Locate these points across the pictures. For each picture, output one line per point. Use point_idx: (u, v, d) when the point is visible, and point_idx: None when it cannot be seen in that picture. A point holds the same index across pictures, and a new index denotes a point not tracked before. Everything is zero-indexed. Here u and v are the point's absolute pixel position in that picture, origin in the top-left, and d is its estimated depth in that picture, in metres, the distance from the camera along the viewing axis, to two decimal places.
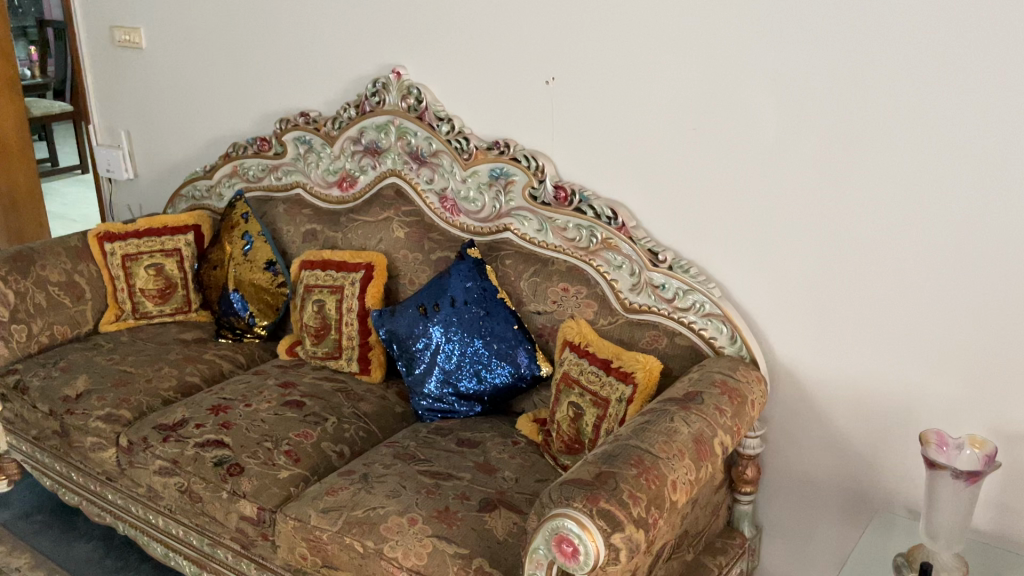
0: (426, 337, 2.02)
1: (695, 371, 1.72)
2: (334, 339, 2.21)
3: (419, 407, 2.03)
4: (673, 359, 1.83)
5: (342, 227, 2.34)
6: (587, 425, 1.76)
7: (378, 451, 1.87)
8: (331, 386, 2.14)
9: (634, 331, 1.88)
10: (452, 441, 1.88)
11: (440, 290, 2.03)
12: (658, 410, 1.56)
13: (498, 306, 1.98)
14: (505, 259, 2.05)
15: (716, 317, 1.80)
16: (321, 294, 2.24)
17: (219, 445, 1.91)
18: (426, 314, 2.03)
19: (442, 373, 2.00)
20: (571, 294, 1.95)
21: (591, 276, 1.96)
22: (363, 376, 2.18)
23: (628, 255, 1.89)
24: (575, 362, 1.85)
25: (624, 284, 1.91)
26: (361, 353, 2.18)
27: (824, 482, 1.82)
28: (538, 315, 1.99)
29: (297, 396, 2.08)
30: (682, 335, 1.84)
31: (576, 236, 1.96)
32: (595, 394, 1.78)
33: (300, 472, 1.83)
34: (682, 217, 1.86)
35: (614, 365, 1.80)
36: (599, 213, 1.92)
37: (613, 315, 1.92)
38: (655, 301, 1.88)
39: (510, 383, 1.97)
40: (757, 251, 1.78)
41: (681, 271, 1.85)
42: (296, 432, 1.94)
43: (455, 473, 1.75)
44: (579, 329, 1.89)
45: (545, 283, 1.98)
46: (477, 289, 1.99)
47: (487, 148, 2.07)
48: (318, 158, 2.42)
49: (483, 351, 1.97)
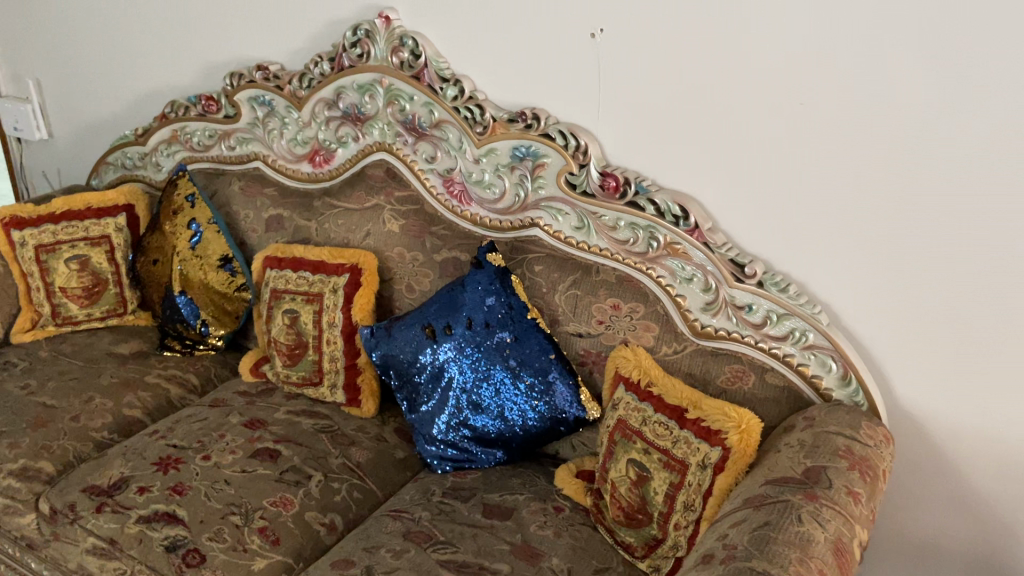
0: (436, 368, 1.58)
1: (802, 430, 1.32)
2: (313, 361, 1.75)
3: (428, 455, 1.61)
4: (762, 404, 1.42)
5: (316, 214, 1.85)
6: (656, 493, 1.37)
7: (379, 527, 1.44)
8: (312, 425, 1.69)
9: (709, 365, 1.46)
10: (476, 510, 1.46)
11: (453, 307, 1.57)
12: (774, 502, 1.15)
13: (530, 329, 1.53)
14: (533, 265, 1.60)
15: (823, 353, 1.39)
16: (294, 303, 1.77)
17: (171, 522, 1.45)
18: (435, 338, 1.58)
19: (458, 413, 1.57)
20: (624, 314, 1.51)
21: (650, 290, 1.52)
22: (352, 408, 1.74)
23: (700, 266, 1.46)
24: (635, 407, 1.44)
25: (695, 303, 1.49)
26: (348, 380, 1.73)
27: (948, 551, 1.46)
28: (579, 338, 1.55)
29: (269, 443, 1.62)
30: (774, 372, 1.43)
31: (630, 238, 1.51)
32: (667, 454, 1.38)
33: (281, 562, 1.40)
34: (774, 219, 1.42)
35: (690, 416, 1.38)
36: (662, 209, 1.47)
37: (680, 342, 1.49)
38: (737, 326, 1.46)
39: (545, 427, 1.55)
40: (881, 269, 1.35)
41: (776, 289, 1.42)
42: (272, 500, 1.49)
43: (487, 565, 1.33)
44: (637, 362, 1.48)
45: (588, 298, 1.54)
46: (502, 308, 1.54)
47: (509, 120, 1.58)
48: (281, 124, 1.91)
49: (512, 387, 1.53)
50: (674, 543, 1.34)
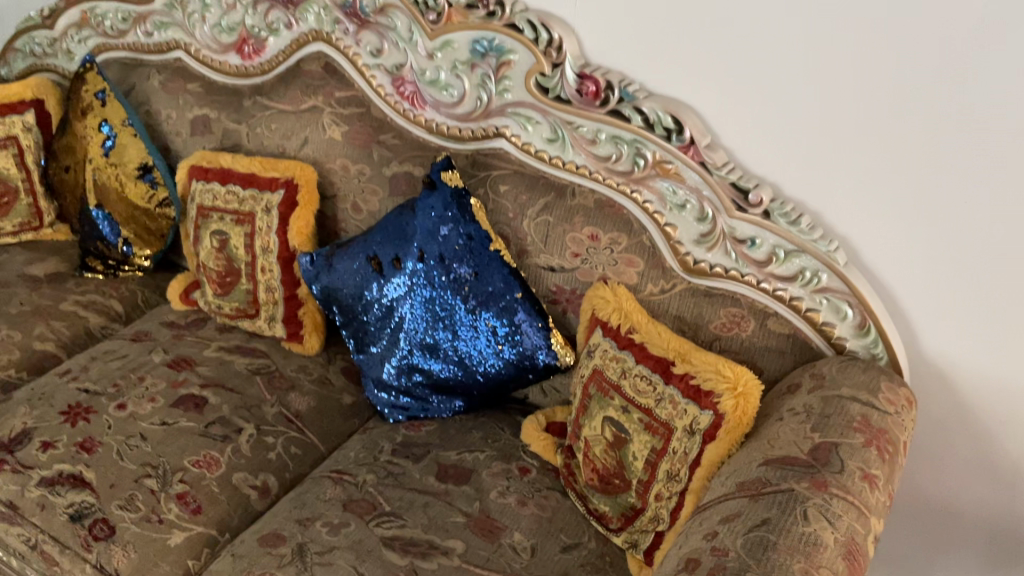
0: (384, 305, 1.35)
1: (809, 392, 1.11)
2: (246, 291, 1.53)
3: (378, 403, 1.41)
4: (763, 355, 1.21)
5: (247, 116, 1.58)
6: (636, 458, 1.18)
7: (317, 493, 1.25)
8: (246, 365, 1.48)
9: (702, 308, 1.24)
10: (429, 472, 1.27)
11: (402, 235, 1.33)
12: (771, 493, 0.96)
13: (491, 262, 1.30)
14: (497, 184, 1.35)
15: (839, 297, 1.17)
16: (222, 223, 1.53)
17: (76, 486, 1.26)
18: (381, 271, 1.34)
19: (409, 357, 1.36)
20: (603, 246, 1.28)
21: (634, 217, 1.28)
22: (293, 344, 1.53)
23: (695, 189, 1.22)
24: (613, 357, 1.23)
25: (687, 235, 1.25)
26: (288, 312, 1.51)
27: (968, 516, 1.29)
28: (551, 273, 1.33)
29: (195, 388, 1.42)
30: (778, 318, 1.21)
31: (611, 153, 1.26)
32: (649, 414, 1.18)
33: (202, 535, 1.21)
34: (790, 135, 1.17)
35: (677, 371, 1.17)
36: (651, 120, 1.22)
37: (669, 279, 1.26)
38: (736, 263, 1.22)
39: (511, 374, 1.34)
40: (913, 199, 1.12)
41: (784, 221, 1.17)
42: (195, 460, 1.30)
43: (437, 544, 1.15)
44: (617, 304, 1.25)
45: (561, 225, 1.30)
46: (459, 238, 1.30)
47: (468, 6, 1.29)
48: (202, 6, 1.61)
49: (471, 329, 1.31)
50: (654, 516, 1.16)
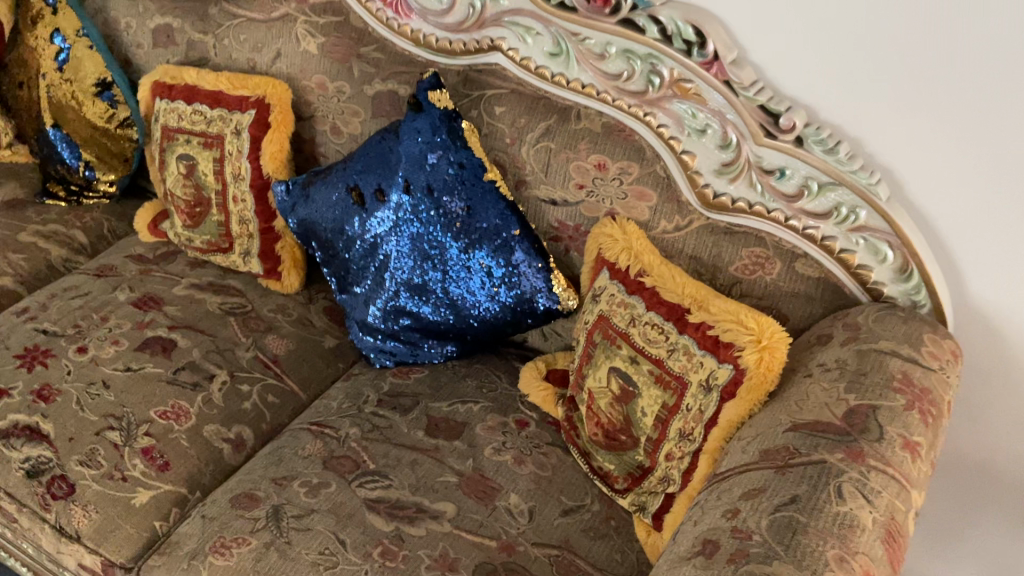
0: (368, 241, 1.22)
1: (842, 345, 0.98)
2: (218, 223, 1.39)
3: (365, 347, 1.30)
4: (788, 301, 1.07)
5: (213, 26, 1.41)
6: (645, 414, 1.07)
7: (295, 448, 1.14)
8: (220, 305, 1.36)
9: (721, 247, 1.10)
10: (418, 426, 1.16)
11: (386, 163, 1.19)
12: (800, 465, 0.84)
13: (486, 194, 1.16)
14: (492, 105, 1.20)
15: (877, 237, 1.03)
16: (189, 147, 1.38)
17: (31, 440, 1.15)
18: (364, 203, 1.21)
19: (396, 299, 1.23)
20: (611, 177, 1.14)
21: (647, 143, 1.14)
22: (270, 282, 1.40)
23: (718, 112, 1.07)
24: (621, 303, 1.11)
25: (706, 164, 1.11)
26: (264, 247, 1.38)
27: (1004, 474, 1.18)
28: (552, 207, 1.19)
29: (163, 331, 1.30)
30: (807, 260, 1.07)
31: (622, 71, 1.11)
32: (660, 366, 1.06)
33: (170, 493, 1.11)
34: (831, 46, 1.01)
35: (692, 319, 1.04)
36: (669, 31, 1.06)
37: (685, 215, 1.12)
38: (762, 197, 1.08)
39: (508, 318, 1.22)
40: (971, 122, 0.97)
41: (820, 149, 1.03)
42: (162, 411, 1.18)
43: (426, 507, 1.05)
44: (626, 243, 1.12)
45: (563, 153, 1.16)
46: (449, 167, 1.16)
47: None
48: None
49: (464, 268, 1.19)
50: (663, 477, 1.06)
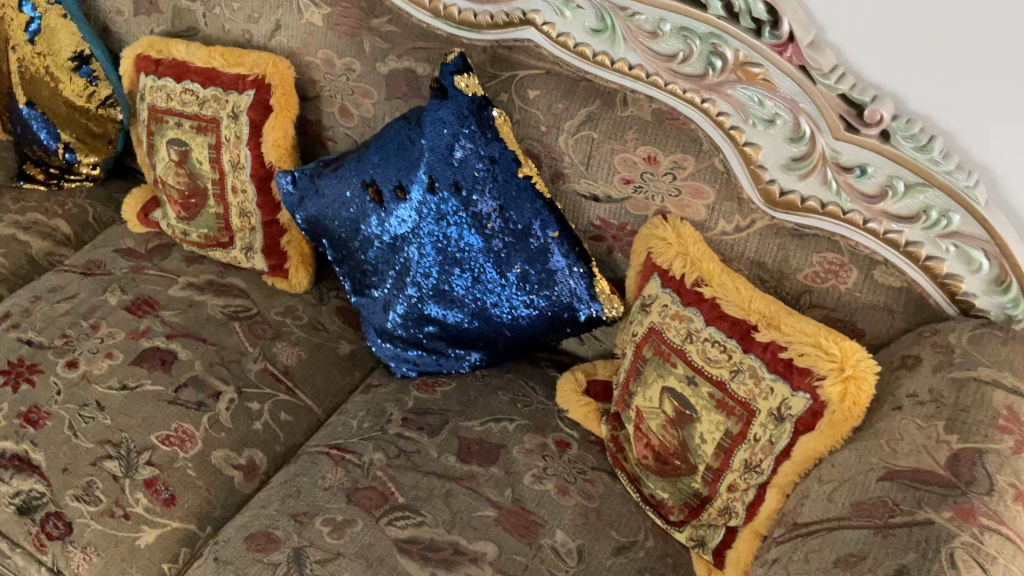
0: (388, 242, 1.10)
1: (933, 372, 0.87)
2: (216, 215, 1.26)
3: (385, 356, 1.19)
4: (867, 314, 0.96)
5: None
6: (704, 441, 0.96)
7: (315, 477, 1.04)
8: (222, 308, 1.24)
9: (789, 251, 0.98)
10: (449, 450, 1.06)
11: (406, 156, 1.06)
12: (903, 528, 0.74)
13: (521, 192, 1.03)
14: (525, 88, 1.07)
15: (970, 245, 0.91)
16: (181, 131, 1.23)
17: (21, 472, 1.03)
18: (382, 201, 1.08)
19: (420, 305, 1.12)
20: (663, 172, 1.01)
21: (704, 133, 1.00)
22: (276, 280, 1.28)
23: (789, 100, 0.93)
24: (676, 316, 0.99)
25: (772, 158, 0.97)
26: (268, 242, 1.25)
27: None
28: (594, 204, 1.08)
29: (161, 341, 1.18)
30: (887, 268, 0.95)
31: (678, 51, 0.98)
32: (721, 389, 0.95)
33: (178, 532, 1.00)
34: (927, 26, 0.87)
35: (760, 338, 0.92)
36: (736, 8, 0.91)
37: (746, 215, 1.00)
38: (837, 197, 0.95)
39: (545, 326, 1.10)
40: None
41: (909, 145, 0.89)
42: (164, 436, 1.07)
43: (463, 548, 0.95)
44: (680, 248, 1.00)
45: (607, 144, 1.03)
46: (479, 162, 1.03)
47: None
48: None
49: (496, 274, 1.06)
50: (724, 509, 0.96)
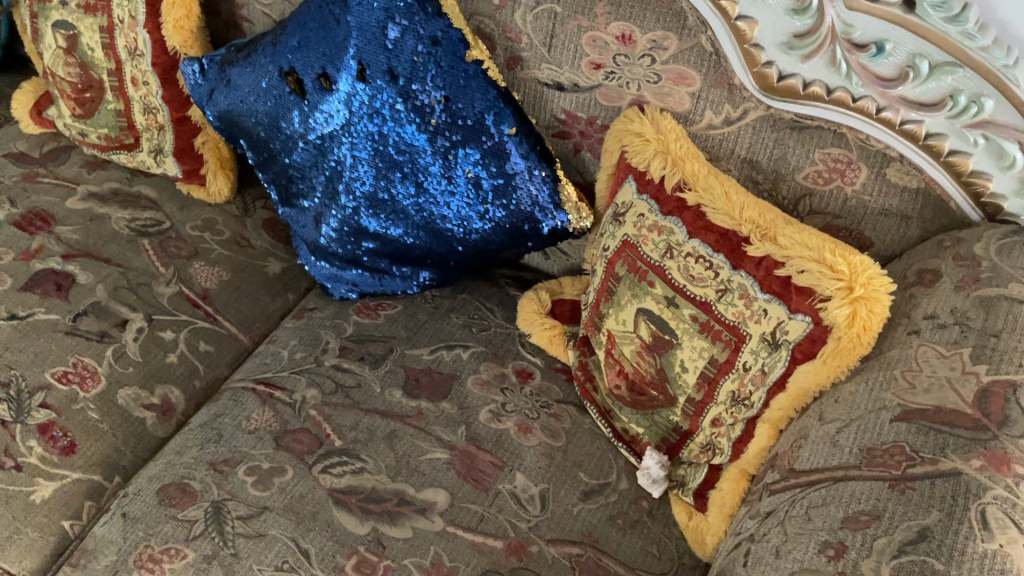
0: (314, 143, 0.93)
1: (956, 291, 0.73)
2: (116, 112, 1.07)
3: (322, 277, 1.05)
4: (877, 222, 0.84)
5: None
6: (685, 369, 0.83)
7: (237, 418, 0.90)
8: (128, 223, 1.07)
9: (786, 147, 0.84)
10: (393, 384, 0.93)
11: (329, 36, 0.88)
12: (924, 480, 0.61)
13: (470, 80, 0.86)
14: None
15: (1003, 135, 0.76)
16: (66, 13, 1.03)
17: None
18: (303, 93, 0.91)
19: (355, 218, 0.96)
20: (639, 56, 0.86)
21: (689, 5, 0.82)
22: (193, 188, 1.12)
23: None
24: (653, 227, 0.85)
25: (769, 36, 0.81)
26: (180, 143, 1.08)
27: None
28: (557, 93, 0.93)
29: (57, 261, 1.01)
30: (902, 166, 0.81)
31: None
32: (706, 312, 0.81)
33: (80, 484, 0.85)
34: None
35: (752, 252, 0.78)
36: None
37: (737, 105, 0.85)
38: (846, 81, 0.79)
39: (503, 240, 0.96)
40: None
41: (938, 15, 0.72)
42: (62, 373, 0.91)
43: (411, 498, 0.82)
44: (660, 145, 0.86)
45: (573, 20, 0.87)
46: (418, 44, 0.86)
47: None
48: None
49: (444, 179, 0.91)
50: (707, 445, 0.84)
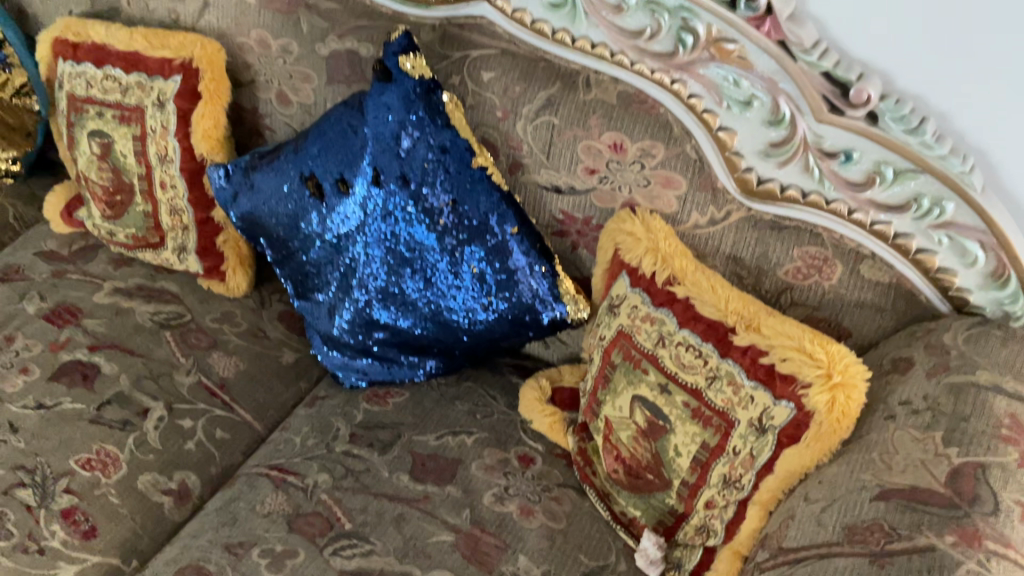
0: (331, 241, 1.00)
1: (928, 377, 0.79)
2: (144, 213, 1.15)
3: (334, 365, 1.10)
4: (853, 313, 0.89)
5: None
6: (679, 454, 0.87)
7: (252, 502, 0.94)
8: (151, 316, 1.14)
9: (767, 245, 0.91)
10: (401, 468, 0.97)
11: (348, 145, 0.96)
12: (901, 556, 0.66)
13: (476, 184, 0.94)
14: (478, 69, 0.98)
15: (966, 235, 0.83)
16: (103, 122, 1.12)
17: None
18: (322, 196, 0.99)
19: (368, 310, 1.02)
20: (630, 162, 0.93)
21: (675, 117, 0.91)
22: (213, 283, 1.18)
23: (766, 80, 0.85)
24: (646, 317, 0.91)
25: (749, 144, 0.89)
26: (203, 242, 1.15)
27: None
28: (555, 195, 1.00)
29: (84, 353, 1.07)
30: (875, 262, 0.87)
31: (645, 26, 0.89)
32: (697, 398, 0.86)
33: (99, 568, 0.88)
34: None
35: (737, 342, 0.84)
36: None
37: (721, 206, 0.92)
38: (819, 185, 0.87)
39: (505, 331, 1.01)
40: None
41: (899, 127, 0.80)
42: (85, 460, 0.96)
43: None
44: (650, 243, 0.92)
45: (570, 131, 0.95)
46: (429, 152, 0.94)
47: None
48: None
49: (451, 274, 0.97)
50: (702, 527, 0.87)
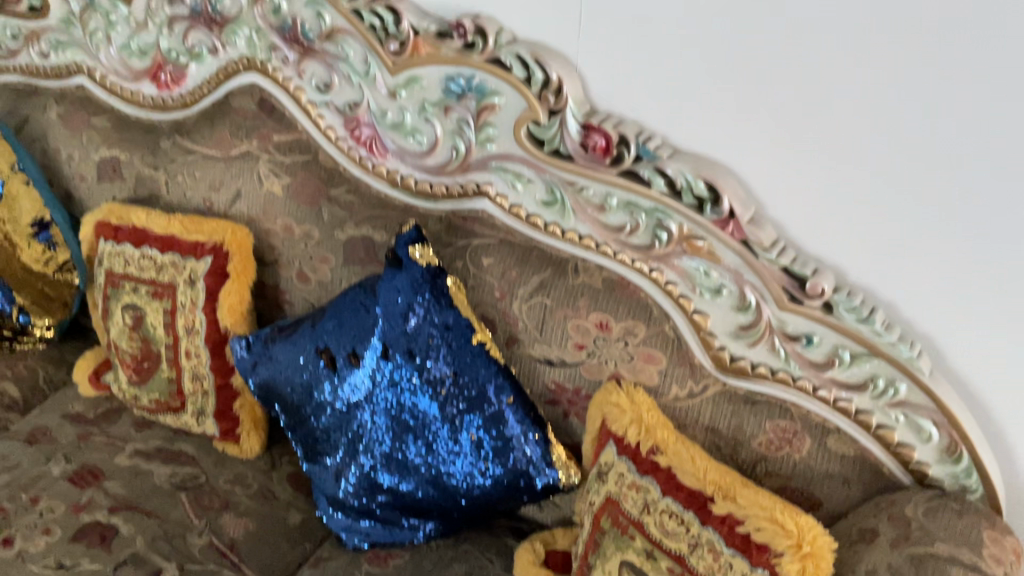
0: (340, 409, 1.09)
1: (892, 548, 0.84)
2: (168, 379, 1.24)
3: (337, 526, 1.15)
4: (823, 483, 0.96)
5: (165, 160, 1.28)
6: None
7: None
8: (168, 478, 1.20)
9: (742, 418, 0.99)
10: None
11: (361, 322, 1.06)
12: None
13: (476, 358, 1.04)
14: (479, 255, 1.10)
15: (919, 413, 0.91)
16: (136, 297, 1.23)
17: None
18: (335, 367, 1.08)
19: (372, 474, 1.09)
20: (616, 340, 1.03)
21: (655, 301, 1.02)
22: (228, 444, 1.26)
23: (733, 272, 0.95)
24: (632, 484, 0.97)
25: (721, 326, 0.99)
26: (220, 406, 1.23)
27: None
28: (548, 368, 1.09)
29: (103, 514, 1.13)
30: (840, 436, 0.95)
31: (625, 223, 1.00)
32: (681, 565, 0.90)
33: None
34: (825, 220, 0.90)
35: (716, 511, 0.91)
36: (678, 185, 0.94)
37: (699, 381, 1.01)
38: (785, 364, 0.97)
39: (501, 495, 1.08)
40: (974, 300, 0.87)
41: (851, 316, 0.90)
42: None
43: None
44: (635, 414, 1.00)
45: (561, 311, 1.05)
46: (433, 329, 1.04)
47: (440, 36, 1.01)
48: (103, 21, 1.27)
49: (451, 441, 1.05)
50: None
